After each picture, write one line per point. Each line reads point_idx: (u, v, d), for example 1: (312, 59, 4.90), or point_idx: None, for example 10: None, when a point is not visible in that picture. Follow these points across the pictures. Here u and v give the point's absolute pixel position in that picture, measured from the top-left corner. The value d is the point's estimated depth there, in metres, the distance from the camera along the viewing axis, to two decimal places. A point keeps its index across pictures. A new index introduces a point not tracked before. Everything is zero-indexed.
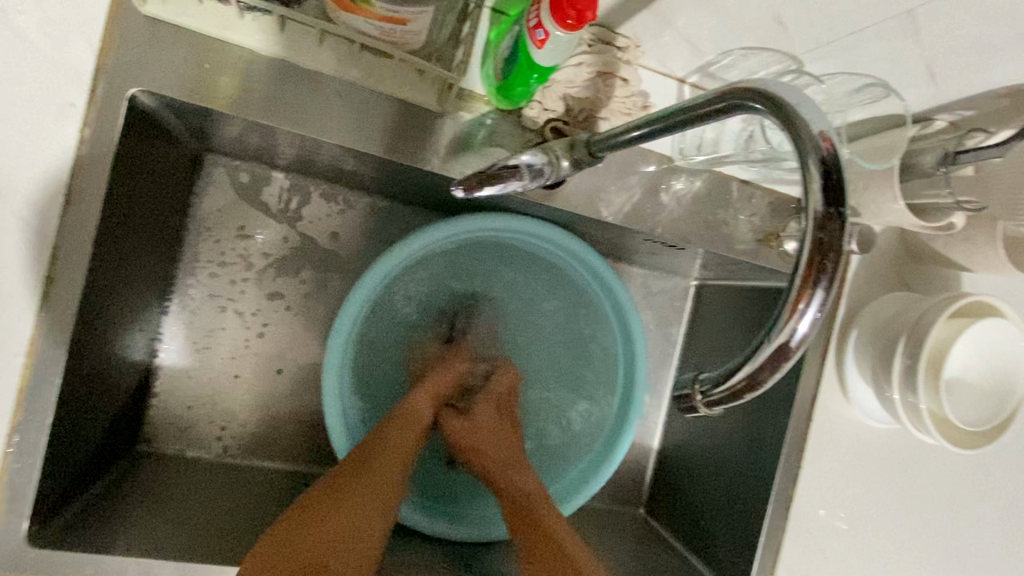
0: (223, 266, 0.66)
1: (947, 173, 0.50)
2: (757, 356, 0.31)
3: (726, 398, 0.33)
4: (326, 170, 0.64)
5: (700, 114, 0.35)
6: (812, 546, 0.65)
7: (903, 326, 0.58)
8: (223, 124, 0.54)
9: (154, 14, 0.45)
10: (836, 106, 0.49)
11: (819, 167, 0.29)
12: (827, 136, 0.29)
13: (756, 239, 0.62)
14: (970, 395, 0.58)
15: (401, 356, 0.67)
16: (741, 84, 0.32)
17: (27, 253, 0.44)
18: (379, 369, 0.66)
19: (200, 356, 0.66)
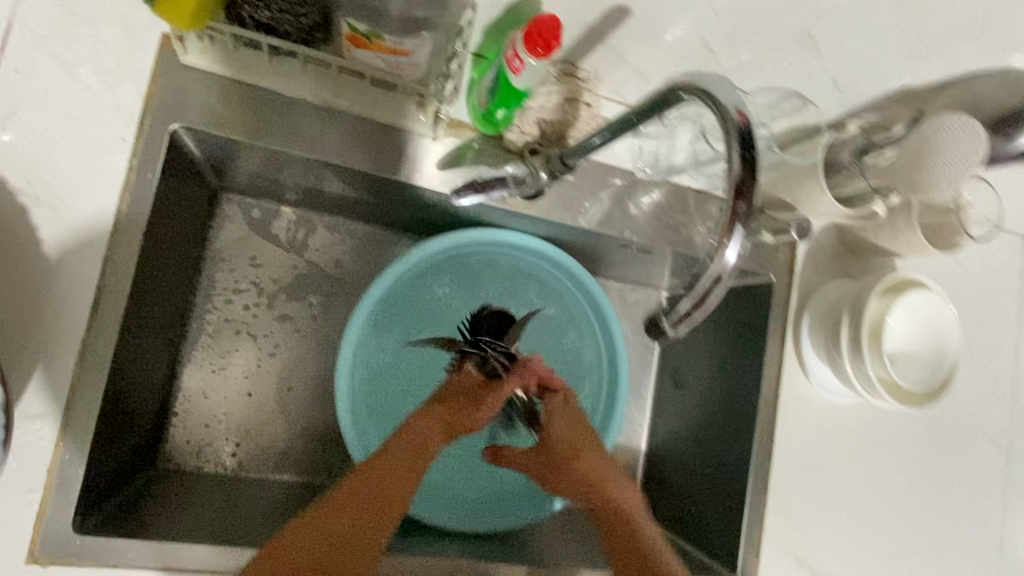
0: (237, 292, 0.73)
1: (862, 165, 0.59)
2: (701, 284, 0.39)
3: (679, 324, 0.41)
4: (331, 201, 0.72)
5: (646, 112, 0.44)
6: (792, 517, 0.71)
7: (849, 304, 0.66)
8: (244, 158, 0.63)
9: (195, 63, 0.53)
10: (762, 116, 0.60)
11: (736, 133, 0.37)
12: (740, 110, 0.38)
13: (713, 240, 0.71)
14: (910, 364, 0.66)
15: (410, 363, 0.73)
16: (675, 82, 0.42)
17: (83, 264, 0.51)
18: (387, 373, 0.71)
19: (216, 377, 0.72)
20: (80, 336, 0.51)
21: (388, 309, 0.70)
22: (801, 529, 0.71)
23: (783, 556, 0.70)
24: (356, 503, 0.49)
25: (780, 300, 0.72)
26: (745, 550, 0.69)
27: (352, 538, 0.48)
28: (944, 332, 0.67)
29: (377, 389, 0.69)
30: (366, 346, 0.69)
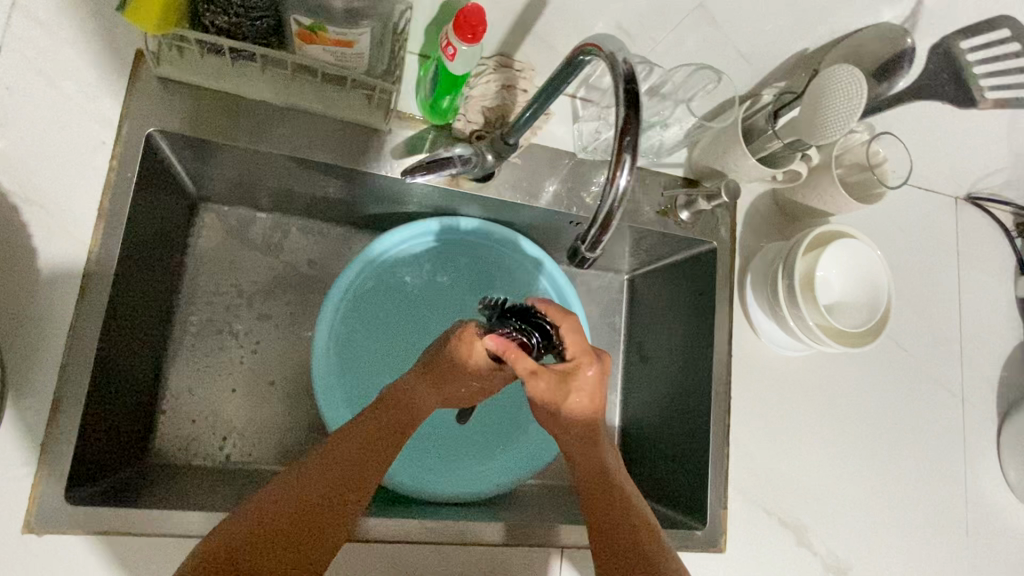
0: (218, 294, 0.78)
1: (775, 127, 0.65)
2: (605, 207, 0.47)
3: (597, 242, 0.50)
4: (302, 202, 0.78)
5: (562, 79, 0.50)
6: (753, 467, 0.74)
7: (782, 256, 0.72)
8: (217, 161, 0.68)
9: (165, 74, 0.60)
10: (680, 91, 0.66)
11: (624, 79, 0.43)
12: (626, 61, 0.44)
13: (658, 213, 0.76)
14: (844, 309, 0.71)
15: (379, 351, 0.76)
16: (581, 43, 0.47)
17: (71, 256, 0.57)
18: (360, 361, 0.74)
19: (201, 374, 0.76)
20: (68, 321, 0.56)
21: (360, 300, 0.75)
22: (762, 478, 0.75)
23: (749, 504, 0.73)
24: (340, 458, 0.56)
25: (724, 264, 0.77)
26: (712, 501, 0.73)
27: (332, 492, 0.54)
28: (873, 274, 0.72)
29: (353, 371, 0.74)
30: (342, 333, 0.74)
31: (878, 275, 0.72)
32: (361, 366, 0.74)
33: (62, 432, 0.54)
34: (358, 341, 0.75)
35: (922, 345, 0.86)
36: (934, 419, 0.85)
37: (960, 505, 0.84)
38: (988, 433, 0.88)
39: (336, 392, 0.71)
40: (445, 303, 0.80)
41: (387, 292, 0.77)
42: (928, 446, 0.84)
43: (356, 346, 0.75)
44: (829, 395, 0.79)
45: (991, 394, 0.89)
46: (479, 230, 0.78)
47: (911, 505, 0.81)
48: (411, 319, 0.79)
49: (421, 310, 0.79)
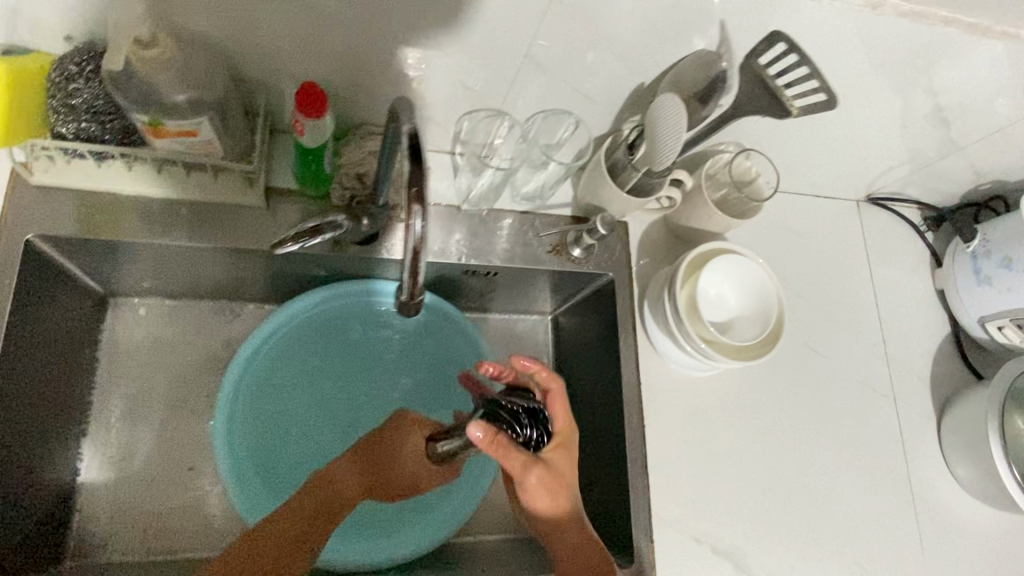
0: (132, 385, 0.79)
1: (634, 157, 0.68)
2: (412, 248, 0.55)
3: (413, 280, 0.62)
4: (207, 286, 0.80)
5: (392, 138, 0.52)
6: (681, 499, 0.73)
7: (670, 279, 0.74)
8: (109, 258, 0.71)
9: (39, 180, 0.63)
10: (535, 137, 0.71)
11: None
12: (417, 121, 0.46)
13: (549, 252, 0.78)
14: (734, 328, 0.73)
15: (288, 421, 0.75)
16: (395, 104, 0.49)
17: None
18: (268, 435, 0.74)
19: (118, 467, 0.76)
20: None
21: (269, 376, 0.75)
22: (688, 504, 0.73)
23: (675, 535, 0.72)
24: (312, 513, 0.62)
25: (623, 293, 0.78)
26: (637, 536, 0.71)
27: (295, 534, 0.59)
28: (756, 288, 0.74)
29: (261, 444, 0.73)
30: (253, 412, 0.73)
31: (761, 289, 0.74)
32: (270, 440, 0.73)
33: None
34: (268, 420, 0.74)
35: (844, 349, 0.86)
36: (868, 423, 0.84)
37: (908, 509, 0.81)
38: (927, 430, 0.86)
39: (241, 470, 0.70)
40: (356, 365, 0.80)
41: (294, 363, 0.77)
42: (865, 451, 0.83)
43: (264, 419, 0.74)
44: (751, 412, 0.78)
45: (925, 390, 0.88)
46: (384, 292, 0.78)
47: (854, 514, 0.79)
48: (321, 386, 0.78)
49: (331, 377, 0.79)
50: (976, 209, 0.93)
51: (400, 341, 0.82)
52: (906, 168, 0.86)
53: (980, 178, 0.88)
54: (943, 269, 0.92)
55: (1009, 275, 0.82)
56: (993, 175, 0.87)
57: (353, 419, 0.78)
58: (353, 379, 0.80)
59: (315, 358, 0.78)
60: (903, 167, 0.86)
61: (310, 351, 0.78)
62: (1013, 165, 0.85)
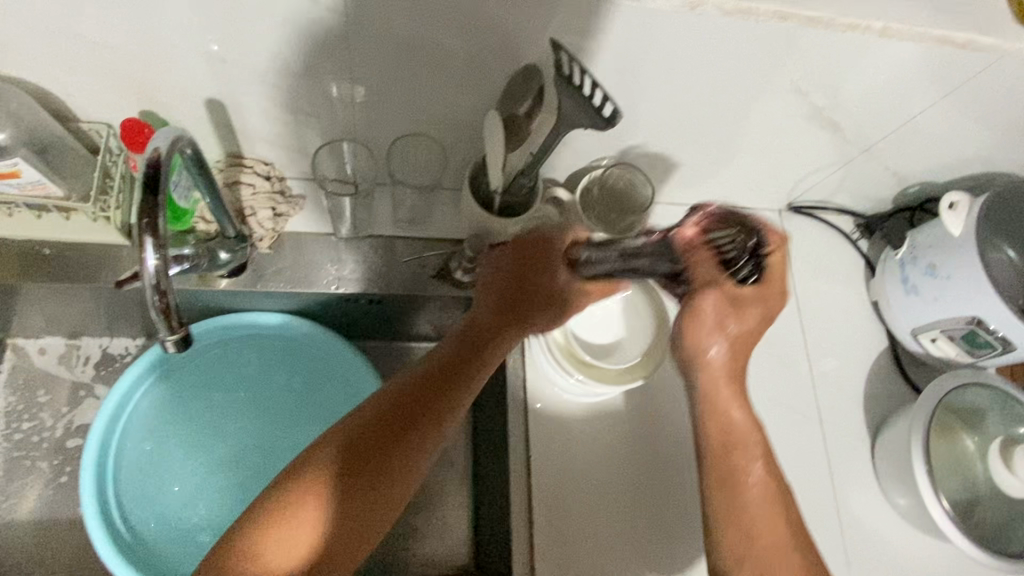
0: (29, 425, 0.80)
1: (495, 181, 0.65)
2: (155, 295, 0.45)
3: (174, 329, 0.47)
4: (101, 323, 0.80)
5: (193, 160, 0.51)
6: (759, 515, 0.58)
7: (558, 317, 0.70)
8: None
9: None
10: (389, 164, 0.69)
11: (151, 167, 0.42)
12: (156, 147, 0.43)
13: (433, 277, 0.75)
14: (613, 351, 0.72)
15: (167, 460, 0.73)
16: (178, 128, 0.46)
17: None
18: (143, 475, 0.72)
19: (10, 508, 0.77)
20: None
21: (151, 415, 0.74)
22: None
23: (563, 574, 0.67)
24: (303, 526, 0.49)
25: None
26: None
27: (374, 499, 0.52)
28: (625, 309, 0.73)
29: (135, 484, 0.71)
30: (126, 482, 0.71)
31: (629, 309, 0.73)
32: (146, 480, 0.72)
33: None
34: (146, 460, 0.73)
35: (761, 367, 0.81)
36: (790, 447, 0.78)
37: (837, 541, 0.75)
38: (860, 452, 0.80)
39: (108, 508, 0.68)
40: (248, 404, 0.77)
41: (180, 402, 0.75)
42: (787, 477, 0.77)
43: (141, 458, 0.72)
44: (651, 438, 0.74)
45: (857, 410, 0.82)
46: (272, 326, 0.76)
47: None
48: (208, 427, 0.75)
49: (222, 417, 0.76)
50: (909, 213, 0.87)
51: (298, 380, 0.78)
52: (820, 173, 0.81)
53: (903, 180, 0.82)
54: (876, 277, 0.86)
55: (934, 281, 0.76)
56: (916, 176, 0.81)
57: (240, 458, 0.75)
58: (244, 419, 0.76)
59: (203, 398, 0.76)
60: (816, 172, 0.81)
61: (199, 391, 0.76)
62: (936, 165, 0.79)
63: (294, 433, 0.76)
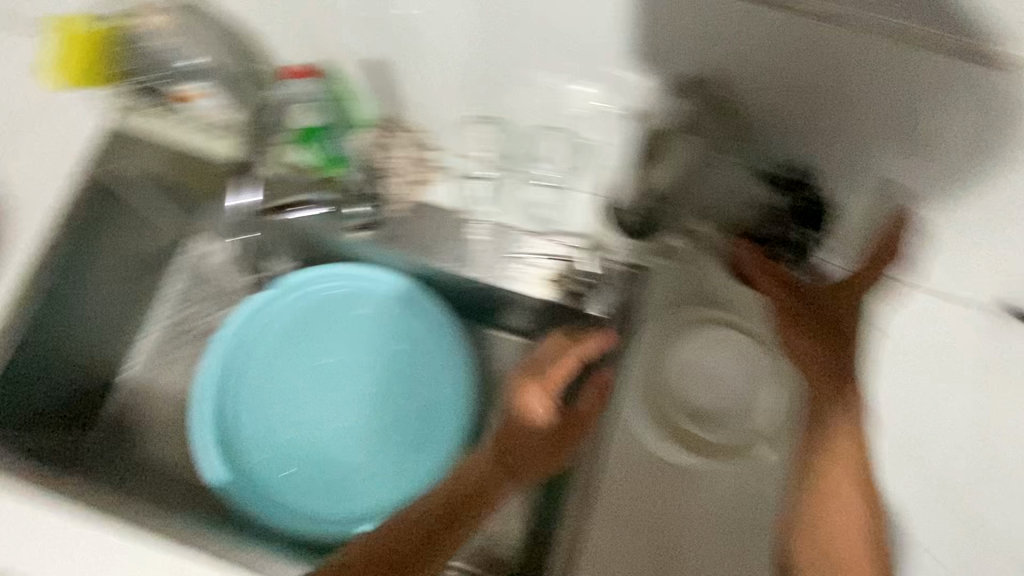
0: (183, 312, 0.91)
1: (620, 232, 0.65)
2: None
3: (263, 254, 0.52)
4: (259, 242, 0.90)
5: None
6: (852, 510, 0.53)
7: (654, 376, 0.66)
8: (178, 197, 0.82)
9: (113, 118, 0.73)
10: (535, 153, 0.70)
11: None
12: None
13: (548, 278, 0.72)
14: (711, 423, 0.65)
15: (271, 367, 0.81)
16: None
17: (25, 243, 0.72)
18: (250, 371, 0.80)
19: (150, 377, 0.89)
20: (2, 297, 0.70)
21: (277, 322, 0.81)
22: None
23: None
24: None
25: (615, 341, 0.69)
26: None
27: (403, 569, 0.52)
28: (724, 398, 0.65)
29: (244, 375, 0.80)
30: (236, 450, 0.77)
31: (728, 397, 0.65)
32: (251, 378, 0.80)
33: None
34: (261, 359, 0.81)
35: (895, 478, 0.68)
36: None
37: None
38: None
39: (219, 387, 0.78)
40: (351, 346, 0.82)
41: (302, 321, 0.82)
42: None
43: (255, 355, 0.81)
44: (741, 520, 0.63)
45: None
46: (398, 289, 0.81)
47: None
48: (315, 354, 0.82)
49: (328, 350, 0.82)
50: None
51: (402, 344, 0.81)
52: None
53: None
54: None
55: None
56: None
57: (328, 392, 0.80)
58: (344, 360, 0.81)
59: (321, 324, 0.82)
60: None
61: (318, 317, 0.82)
62: None
63: (380, 394, 0.80)
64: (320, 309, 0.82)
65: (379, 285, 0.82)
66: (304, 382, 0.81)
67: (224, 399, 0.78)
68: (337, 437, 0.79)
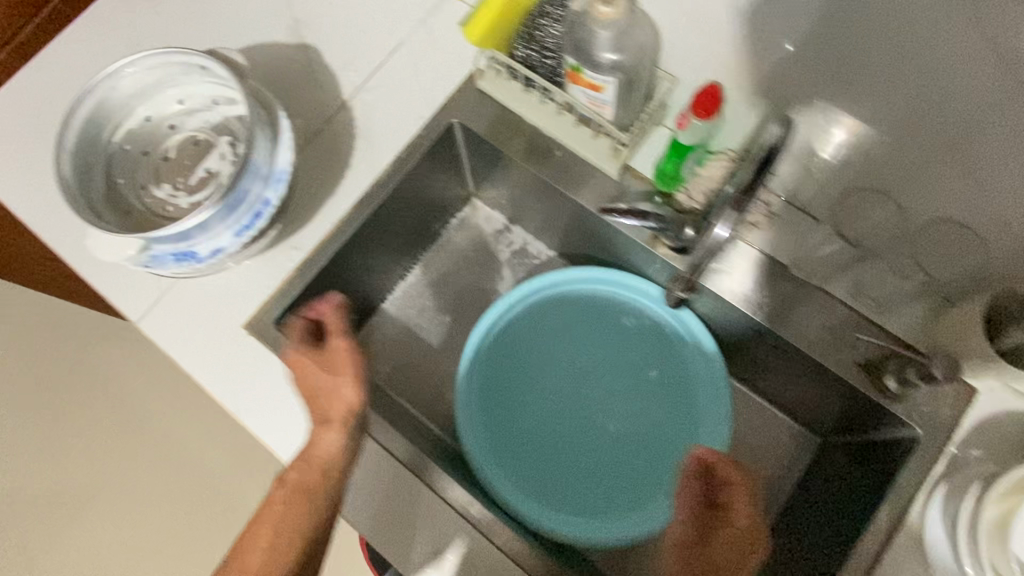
0: (448, 267, 0.96)
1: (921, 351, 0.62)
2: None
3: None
4: (539, 225, 0.92)
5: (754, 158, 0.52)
6: None
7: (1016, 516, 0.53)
8: (492, 165, 0.86)
9: (482, 86, 0.79)
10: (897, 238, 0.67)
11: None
12: None
13: (860, 365, 0.67)
14: None
15: (532, 344, 0.82)
16: None
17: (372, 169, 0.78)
18: (513, 340, 0.81)
19: (404, 315, 0.94)
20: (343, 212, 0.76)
21: (550, 302, 0.82)
22: None
23: None
24: (277, 529, 0.63)
25: (915, 462, 0.63)
26: None
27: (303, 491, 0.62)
28: None
29: (507, 342, 0.81)
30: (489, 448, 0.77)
31: None
32: (512, 347, 0.81)
33: (289, 281, 0.74)
34: (525, 332, 0.82)
35: None
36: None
37: None
38: None
39: (484, 346, 0.80)
40: (611, 351, 0.81)
41: (572, 310, 0.82)
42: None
43: (522, 327, 0.82)
44: None
45: None
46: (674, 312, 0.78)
47: None
48: (574, 346, 0.82)
49: (587, 347, 0.82)
50: None
51: (661, 367, 0.80)
52: None
53: None
54: None
55: None
56: None
57: (577, 387, 0.81)
58: (600, 362, 0.81)
59: (588, 319, 0.82)
60: None
61: (588, 312, 0.82)
62: None
63: (627, 407, 0.80)
64: (591, 304, 0.82)
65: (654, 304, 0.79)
66: (558, 368, 0.82)
67: (486, 357, 0.80)
68: (579, 443, 0.79)
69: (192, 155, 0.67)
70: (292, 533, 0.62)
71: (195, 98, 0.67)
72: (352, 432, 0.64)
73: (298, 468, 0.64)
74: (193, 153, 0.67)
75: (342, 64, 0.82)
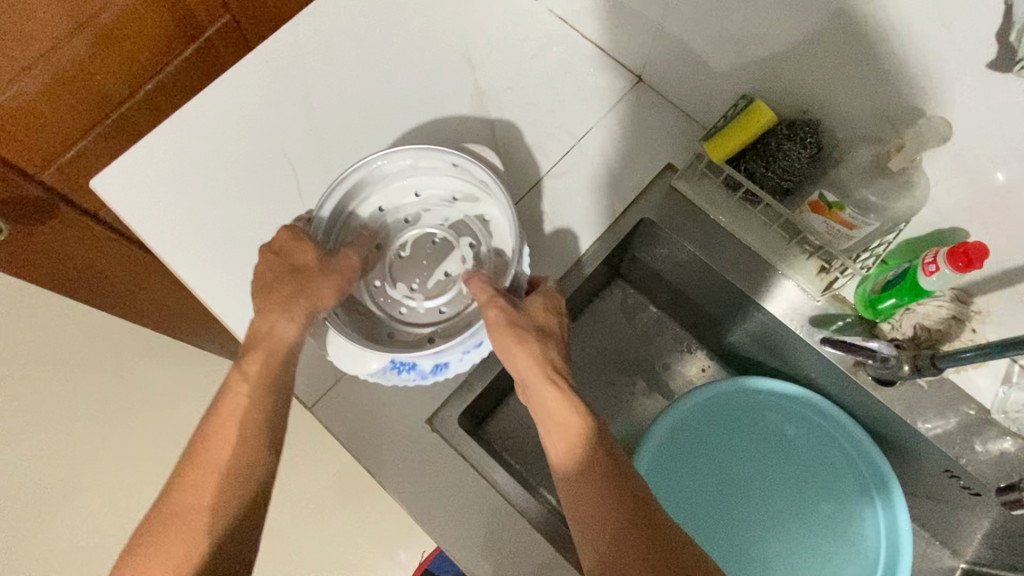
0: (591, 347, 0.94)
1: None
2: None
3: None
4: (694, 317, 0.91)
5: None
6: None
7: None
8: (664, 261, 0.84)
9: (677, 185, 0.77)
10: None
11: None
12: None
13: None
14: None
15: (698, 444, 0.83)
16: None
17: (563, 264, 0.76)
18: (681, 439, 0.82)
19: None
20: None
21: (717, 406, 0.84)
22: None
23: None
24: (236, 464, 0.57)
25: None
26: None
27: (203, 443, 0.58)
28: None
29: (676, 442, 0.82)
30: None
31: None
32: (680, 448, 0.82)
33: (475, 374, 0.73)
34: (693, 433, 0.83)
35: None
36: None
37: None
38: None
39: (656, 445, 0.81)
40: (774, 459, 0.83)
41: (737, 415, 0.84)
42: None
43: (690, 428, 0.83)
44: None
45: None
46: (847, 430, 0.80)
47: None
48: (738, 450, 0.83)
49: (750, 453, 0.83)
50: None
51: (824, 481, 0.82)
52: None
53: None
54: None
55: None
56: None
57: (742, 494, 0.82)
58: (763, 468, 0.83)
59: (752, 426, 0.84)
60: None
61: (752, 419, 0.84)
62: None
63: (790, 518, 0.80)
64: (756, 413, 0.84)
65: (824, 419, 0.81)
66: (722, 472, 0.83)
67: (656, 457, 0.81)
68: (744, 550, 0.79)
69: (430, 254, 0.71)
70: (242, 450, 0.58)
71: (433, 192, 0.71)
72: (301, 316, 0.64)
73: (263, 360, 0.62)
74: (432, 253, 0.71)
75: (529, 143, 0.79)
